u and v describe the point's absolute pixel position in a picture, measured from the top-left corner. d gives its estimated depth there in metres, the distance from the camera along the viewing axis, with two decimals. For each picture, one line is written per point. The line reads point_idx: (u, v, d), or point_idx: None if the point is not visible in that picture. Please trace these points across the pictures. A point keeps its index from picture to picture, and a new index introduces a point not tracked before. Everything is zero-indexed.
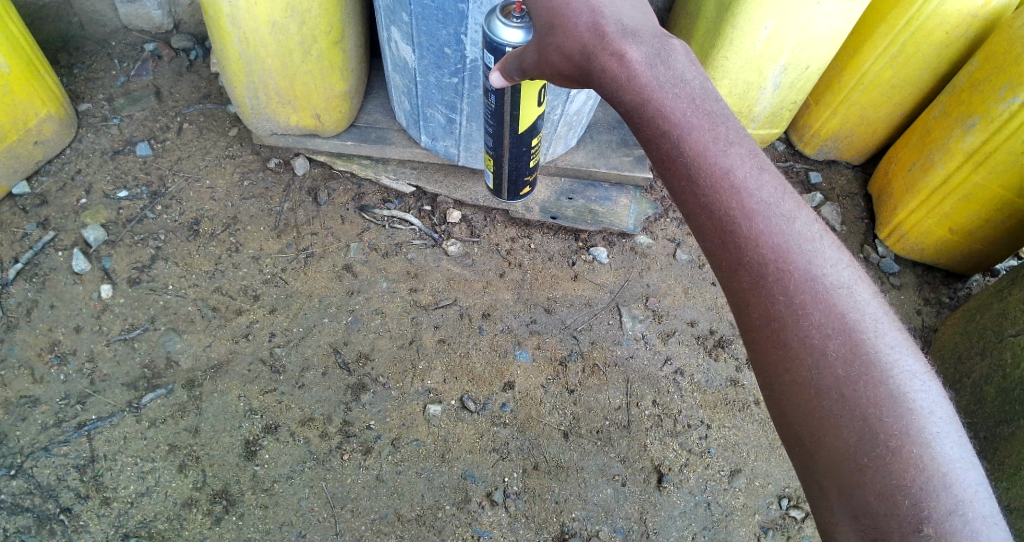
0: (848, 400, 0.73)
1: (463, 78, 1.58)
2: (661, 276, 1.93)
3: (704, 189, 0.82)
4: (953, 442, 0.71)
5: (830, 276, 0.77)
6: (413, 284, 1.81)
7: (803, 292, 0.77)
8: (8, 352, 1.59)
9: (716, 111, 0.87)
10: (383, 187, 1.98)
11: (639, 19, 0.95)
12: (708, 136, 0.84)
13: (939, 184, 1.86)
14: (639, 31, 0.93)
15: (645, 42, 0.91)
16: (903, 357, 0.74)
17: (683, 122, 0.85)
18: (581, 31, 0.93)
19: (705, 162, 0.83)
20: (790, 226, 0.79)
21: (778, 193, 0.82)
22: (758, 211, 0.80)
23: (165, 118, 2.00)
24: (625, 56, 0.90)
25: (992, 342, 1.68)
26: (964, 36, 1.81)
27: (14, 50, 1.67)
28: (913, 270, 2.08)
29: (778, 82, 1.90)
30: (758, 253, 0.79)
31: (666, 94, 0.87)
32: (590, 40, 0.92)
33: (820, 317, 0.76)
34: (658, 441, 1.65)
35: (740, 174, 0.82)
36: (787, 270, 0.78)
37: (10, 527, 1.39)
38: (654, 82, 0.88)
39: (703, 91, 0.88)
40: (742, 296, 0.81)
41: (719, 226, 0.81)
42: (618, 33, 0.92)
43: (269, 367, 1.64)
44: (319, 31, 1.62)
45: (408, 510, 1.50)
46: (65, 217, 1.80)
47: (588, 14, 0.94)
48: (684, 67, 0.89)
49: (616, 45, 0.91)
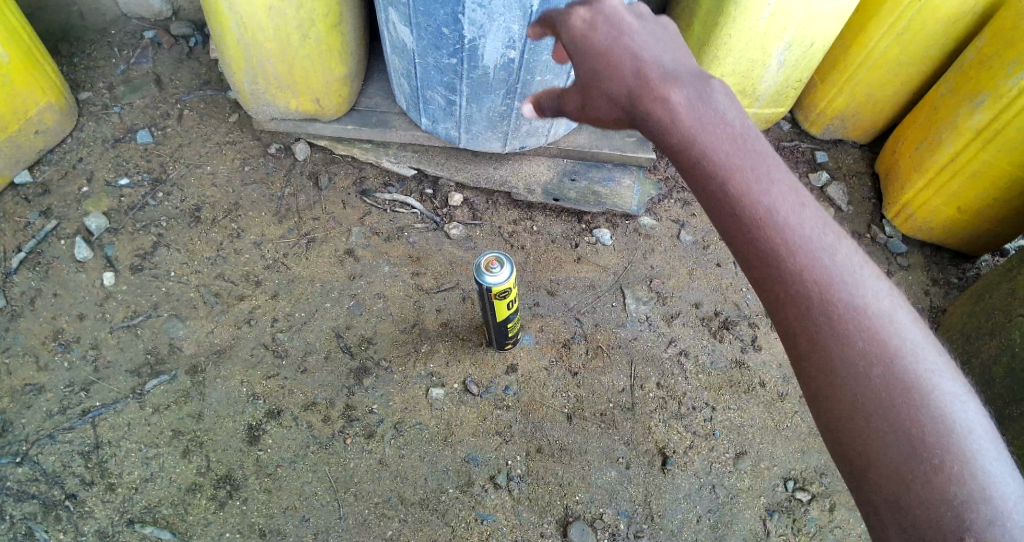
0: (892, 420, 0.71)
1: (462, 59, 1.56)
2: (664, 258, 1.91)
3: (747, 221, 0.80)
4: (996, 458, 0.69)
5: (871, 304, 0.76)
6: (416, 268, 1.80)
7: (845, 318, 0.75)
8: (13, 341, 1.59)
9: (759, 152, 0.84)
10: (384, 170, 1.96)
11: (678, 61, 0.95)
12: (751, 172, 0.82)
13: (947, 163, 1.83)
14: (680, 74, 0.93)
15: (685, 85, 0.91)
16: (943, 379, 0.72)
17: (721, 157, 0.84)
18: (627, 79, 0.94)
19: (749, 197, 0.81)
20: (832, 256, 0.78)
21: (819, 225, 0.80)
22: (801, 243, 0.78)
23: (165, 106, 1.99)
24: (669, 99, 0.90)
25: (1001, 322, 1.65)
26: (971, 12, 1.77)
27: (13, 39, 1.66)
28: (921, 251, 2.05)
29: (782, 59, 1.87)
30: (801, 281, 0.77)
31: (708, 132, 0.86)
32: (636, 85, 0.93)
33: (862, 343, 0.74)
34: (663, 423, 1.64)
35: (783, 210, 0.80)
36: (830, 300, 0.76)
37: (17, 513, 1.40)
38: (699, 122, 0.87)
39: (743, 127, 0.87)
40: (785, 323, 0.79)
41: (762, 256, 0.79)
42: (662, 78, 0.92)
43: (272, 352, 1.63)
44: (316, 15, 1.60)
45: (412, 493, 1.50)
46: (67, 205, 1.80)
47: (635, 64, 0.95)
48: (724, 106, 0.88)
49: (660, 89, 0.91)
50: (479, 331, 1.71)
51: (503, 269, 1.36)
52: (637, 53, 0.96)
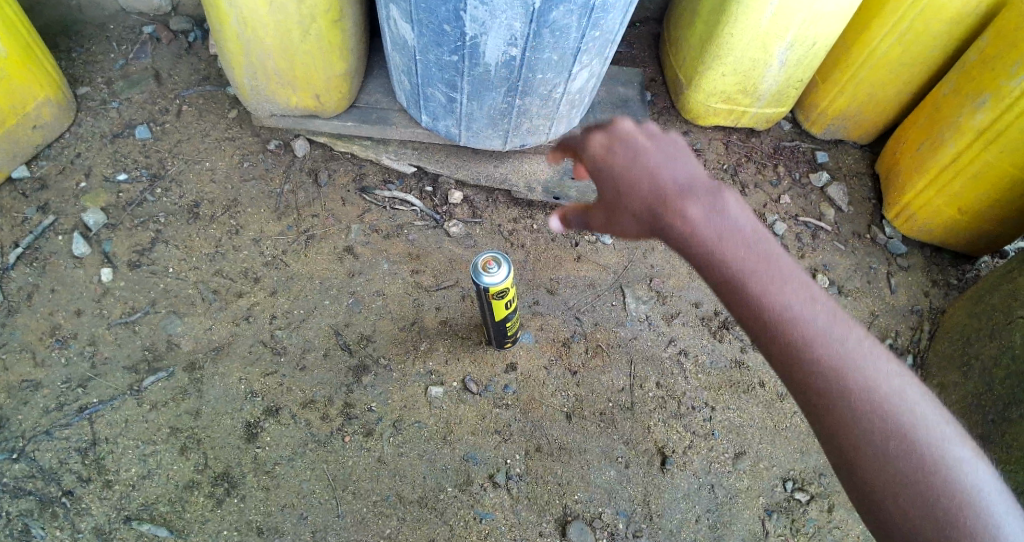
0: (913, 489, 0.72)
1: (463, 56, 1.55)
2: (665, 257, 1.90)
3: (768, 325, 0.82)
4: (1012, 515, 0.70)
5: (883, 385, 0.77)
6: (415, 266, 1.79)
7: (862, 403, 0.77)
8: (10, 336, 1.58)
9: (774, 265, 0.84)
10: (384, 167, 1.96)
11: (686, 167, 0.93)
12: (766, 277, 0.83)
13: (948, 163, 1.83)
14: (687, 181, 0.92)
15: (696, 194, 0.90)
16: (954, 446, 0.74)
17: (737, 265, 0.84)
18: (642, 197, 0.93)
19: (766, 302, 0.82)
20: (844, 345, 0.80)
21: (831, 317, 0.81)
22: (817, 338, 0.80)
23: (164, 101, 1.98)
24: (683, 212, 0.88)
25: (1002, 324, 1.65)
26: (974, 13, 1.77)
27: (11, 33, 1.65)
28: (921, 252, 2.05)
29: (784, 59, 1.87)
30: (819, 373, 0.79)
31: (722, 239, 0.85)
32: (649, 198, 0.92)
33: (878, 423, 0.76)
34: (662, 423, 1.64)
35: (797, 310, 0.81)
36: (847, 388, 0.77)
37: (13, 510, 1.40)
38: (718, 239, 0.86)
39: (754, 230, 0.87)
40: (809, 410, 0.81)
41: (786, 353, 0.81)
42: (672, 189, 0.91)
43: (270, 349, 1.62)
44: (317, 10, 1.59)
45: (410, 492, 1.49)
46: (65, 201, 1.79)
47: (648, 180, 0.93)
48: (735, 216, 0.87)
49: (672, 202, 0.90)
50: (478, 329, 1.71)
51: (501, 269, 1.35)
52: (648, 167, 0.94)
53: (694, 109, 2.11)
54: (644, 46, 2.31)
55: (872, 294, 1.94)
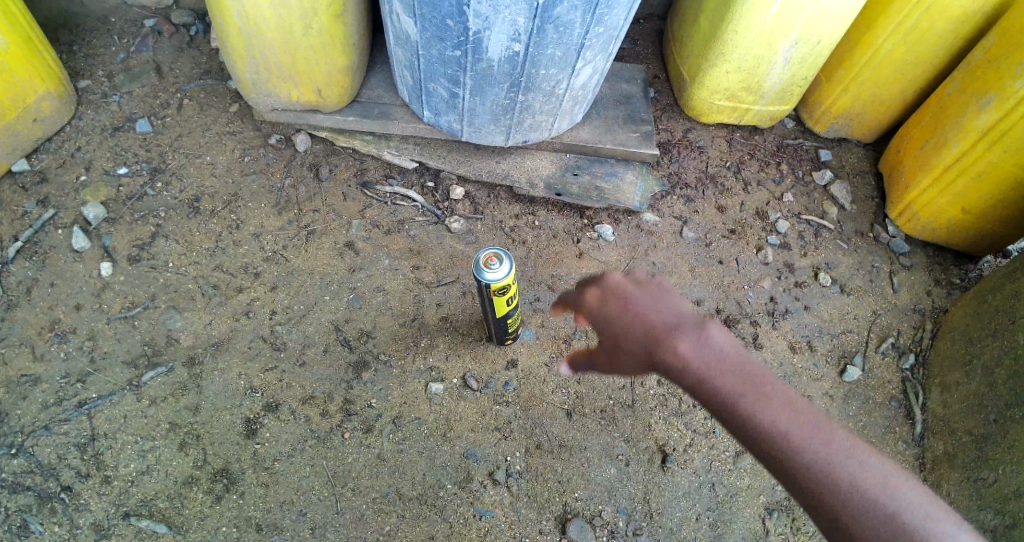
0: None
1: (466, 51, 1.54)
2: (666, 254, 1.89)
3: (763, 446, 0.83)
4: None
5: (870, 480, 0.78)
6: (416, 262, 1.79)
7: (855, 502, 0.78)
8: (9, 331, 1.58)
9: (764, 390, 0.84)
10: (385, 162, 1.94)
11: (671, 304, 0.94)
12: (753, 399, 0.84)
13: (952, 163, 1.82)
14: (670, 313, 0.93)
15: (680, 327, 0.90)
16: (943, 525, 0.75)
17: (727, 391, 0.85)
18: (635, 344, 0.93)
19: (758, 422, 0.83)
20: (829, 447, 0.81)
21: (815, 423, 0.82)
22: (807, 447, 0.81)
23: (165, 95, 1.97)
24: (674, 347, 0.89)
25: (1005, 324, 1.64)
26: (981, 11, 1.75)
27: (12, 26, 1.64)
28: (924, 251, 2.04)
29: (788, 56, 1.86)
30: (814, 481, 0.79)
31: (711, 368, 0.86)
32: (641, 336, 0.93)
33: (874, 519, 0.76)
34: (663, 421, 1.63)
35: (784, 423, 0.82)
36: (842, 490, 0.78)
37: (11, 505, 1.39)
38: (707, 373, 0.86)
39: (741, 356, 0.87)
40: (814, 513, 0.81)
41: (783, 467, 0.81)
42: (659, 325, 0.92)
43: (270, 345, 1.62)
44: (319, 5, 1.58)
45: (410, 488, 1.49)
46: (65, 195, 1.78)
47: (637, 323, 0.93)
48: (723, 348, 0.87)
49: (661, 338, 0.90)
50: (478, 326, 1.70)
51: (503, 266, 1.34)
52: (634, 310, 0.95)
53: (697, 106, 2.11)
54: (647, 42, 2.30)
55: (874, 292, 1.94)
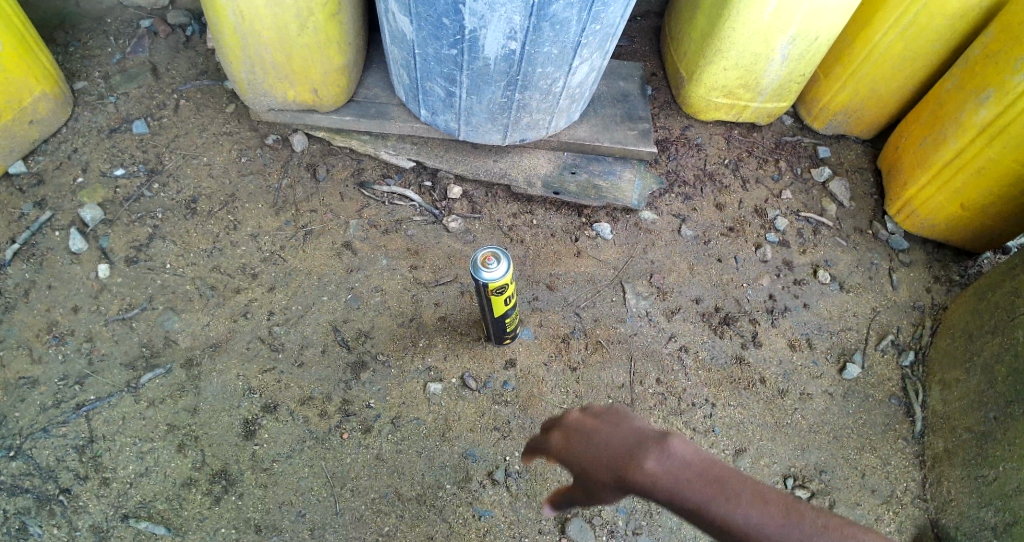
0: None
1: (462, 50, 1.54)
2: (665, 252, 1.89)
3: None
4: None
5: None
6: (414, 262, 1.78)
7: None
8: (7, 333, 1.57)
9: (736, 489, 0.71)
10: (383, 162, 1.94)
11: (630, 426, 0.80)
12: (725, 508, 0.70)
13: (951, 159, 1.82)
14: (626, 433, 0.79)
15: (639, 448, 0.76)
16: None
17: (698, 506, 0.70)
18: (600, 476, 0.78)
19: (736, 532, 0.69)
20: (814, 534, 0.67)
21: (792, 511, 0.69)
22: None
23: (162, 95, 1.97)
24: (637, 472, 0.74)
25: (1004, 321, 1.63)
26: (979, 7, 1.75)
27: (7, 27, 1.63)
28: (923, 247, 2.03)
29: (786, 53, 1.85)
30: None
31: (677, 487, 0.72)
32: (604, 468, 0.78)
33: None
34: (662, 419, 1.63)
35: (762, 522, 0.68)
36: None
37: (10, 508, 1.39)
38: (677, 486, 0.72)
39: (704, 463, 0.73)
40: None
41: None
42: (617, 449, 0.77)
43: (268, 346, 1.61)
44: (315, 4, 1.58)
45: (409, 489, 1.49)
46: (62, 196, 1.78)
47: (597, 453, 0.79)
48: (689, 458, 0.74)
49: (624, 465, 0.76)
50: (478, 324, 1.70)
51: (500, 265, 1.34)
52: (593, 443, 0.80)
53: (695, 104, 2.10)
54: (645, 40, 2.29)
55: (873, 289, 1.93)
